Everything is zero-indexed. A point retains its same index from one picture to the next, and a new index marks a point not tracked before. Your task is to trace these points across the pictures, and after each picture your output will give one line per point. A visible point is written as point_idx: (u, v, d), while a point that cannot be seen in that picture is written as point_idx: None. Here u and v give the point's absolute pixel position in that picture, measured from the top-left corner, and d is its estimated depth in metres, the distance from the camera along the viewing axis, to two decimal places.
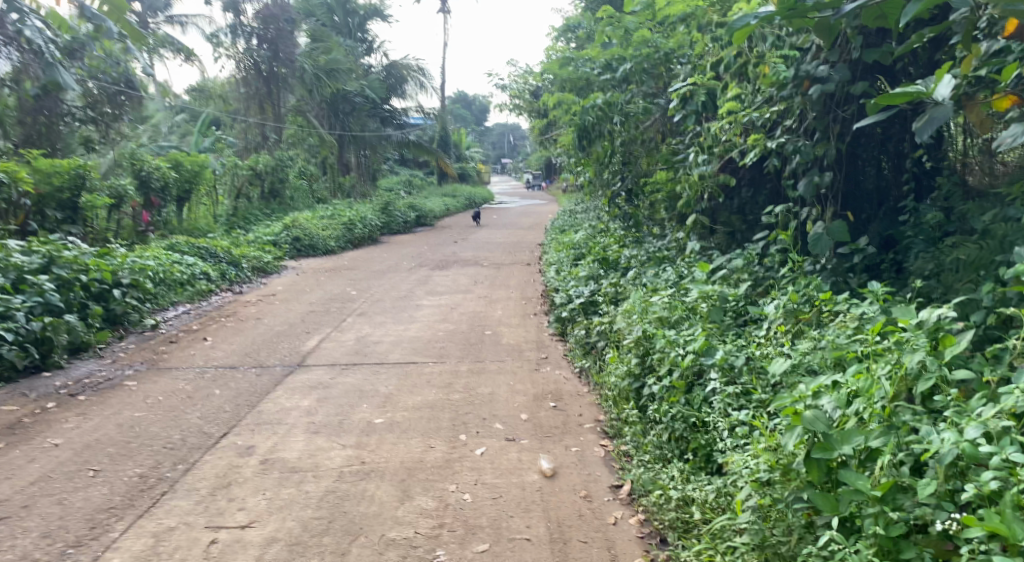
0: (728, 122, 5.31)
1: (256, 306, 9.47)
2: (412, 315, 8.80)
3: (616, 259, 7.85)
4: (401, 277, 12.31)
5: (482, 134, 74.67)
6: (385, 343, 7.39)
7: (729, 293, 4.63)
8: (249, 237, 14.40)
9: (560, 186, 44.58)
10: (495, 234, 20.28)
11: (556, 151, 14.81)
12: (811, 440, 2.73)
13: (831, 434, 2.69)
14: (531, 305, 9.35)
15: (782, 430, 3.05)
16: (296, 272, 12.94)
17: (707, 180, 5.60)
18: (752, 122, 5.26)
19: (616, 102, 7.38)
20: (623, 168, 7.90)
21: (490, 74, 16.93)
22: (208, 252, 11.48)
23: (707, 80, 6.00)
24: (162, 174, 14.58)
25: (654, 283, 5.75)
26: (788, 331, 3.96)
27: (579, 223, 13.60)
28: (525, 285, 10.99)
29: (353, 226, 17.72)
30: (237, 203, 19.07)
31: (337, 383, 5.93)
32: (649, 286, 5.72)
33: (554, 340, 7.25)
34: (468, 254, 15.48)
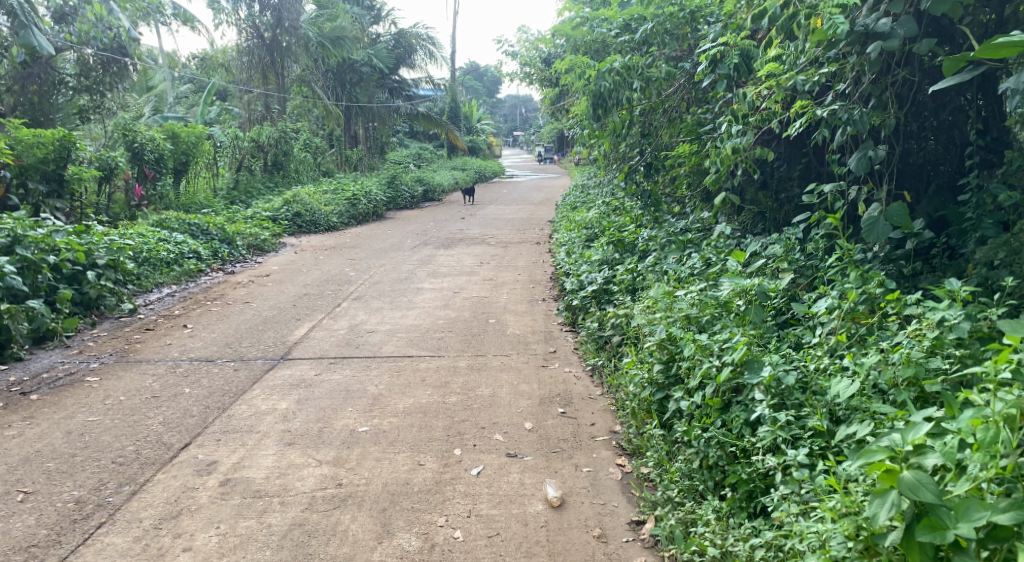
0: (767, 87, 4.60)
1: (246, 288, 8.87)
2: (411, 300, 8.19)
3: (632, 242, 7.19)
4: (403, 256, 11.68)
5: (493, 106, 73.53)
6: (378, 333, 6.79)
7: (769, 288, 3.97)
8: (246, 213, 13.79)
9: (571, 159, 43.70)
10: (504, 210, 19.60)
11: (568, 123, 14.07)
12: (913, 513, 2.22)
13: (942, 508, 2.16)
14: (539, 289, 8.72)
15: (863, 486, 2.47)
16: (294, 250, 12.32)
17: (741, 154, 4.88)
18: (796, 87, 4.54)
19: (636, 65, 6.48)
20: (640, 140, 7.17)
21: (500, 41, 16.15)
22: (199, 229, 10.88)
23: (741, 40, 5.27)
24: (157, 146, 13.97)
25: (678, 274, 5.11)
26: (847, 338, 3.30)
27: (592, 200, 12.89)
28: (533, 266, 10.36)
29: (357, 201, 17.08)
30: (239, 175, 18.42)
31: (321, 381, 5.33)
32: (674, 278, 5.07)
33: (564, 331, 6.63)
34: (475, 231, 14.83)
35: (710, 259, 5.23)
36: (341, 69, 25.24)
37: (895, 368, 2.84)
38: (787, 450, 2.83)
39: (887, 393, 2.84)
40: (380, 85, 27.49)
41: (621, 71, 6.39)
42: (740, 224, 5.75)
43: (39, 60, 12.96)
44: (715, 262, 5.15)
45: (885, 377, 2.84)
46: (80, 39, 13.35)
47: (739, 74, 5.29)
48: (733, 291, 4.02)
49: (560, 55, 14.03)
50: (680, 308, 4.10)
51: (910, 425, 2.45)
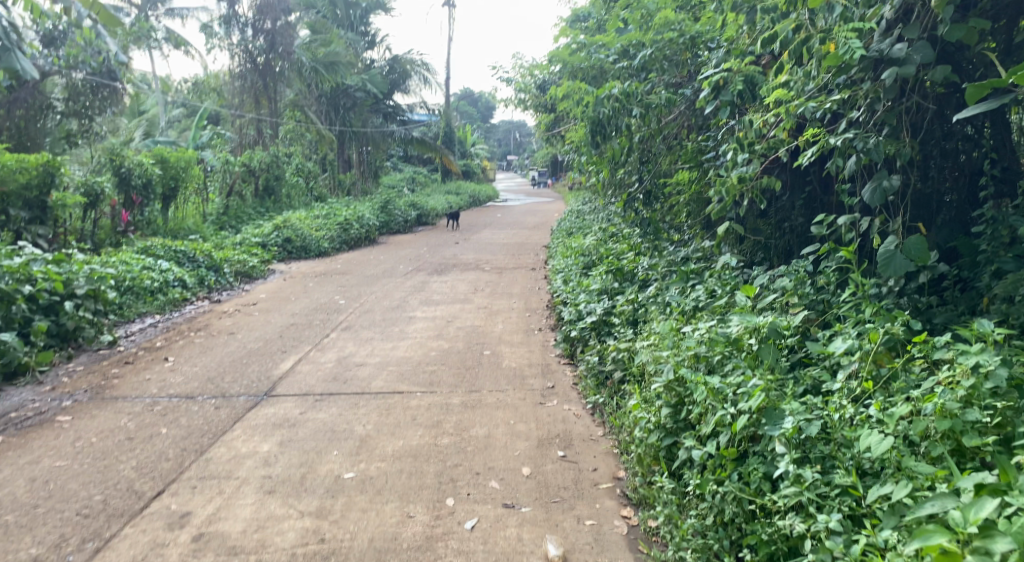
0: (776, 114, 4.41)
1: (232, 318, 8.61)
2: (402, 331, 7.93)
3: (631, 270, 6.98)
4: (395, 282, 11.44)
5: (487, 131, 73.78)
6: (368, 366, 6.51)
7: (782, 325, 3.72)
8: (235, 239, 13.55)
9: (566, 183, 43.65)
10: (498, 235, 19.38)
11: (563, 147, 13.92)
12: None
13: None
14: (535, 318, 8.48)
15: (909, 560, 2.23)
16: (284, 277, 12.07)
17: (748, 183, 4.67)
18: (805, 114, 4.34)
19: (635, 91, 6.17)
20: (640, 167, 6.97)
21: (494, 66, 16.04)
22: (185, 256, 10.63)
23: (746, 65, 5.12)
24: (145, 171, 13.76)
25: (684, 310, 4.89)
26: (871, 384, 3.06)
27: (588, 226, 12.69)
28: (529, 293, 10.12)
29: (349, 226, 16.85)
30: (230, 201, 18.19)
31: (307, 420, 5.06)
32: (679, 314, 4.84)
33: (562, 363, 6.38)
34: (468, 257, 14.60)
35: (716, 292, 5.01)
36: (334, 94, 25.16)
37: (928, 419, 2.60)
38: (814, 512, 2.58)
39: (919, 447, 2.61)
40: (373, 110, 27.41)
41: (622, 98, 6.09)
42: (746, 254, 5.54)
43: (26, 84, 12.75)
44: (721, 294, 4.93)
45: (917, 428, 2.61)
46: (68, 64, 13.16)
47: (744, 102, 5.11)
48: (744, 330, 3.79)
49: (555, 80, 13.90)
50: (687, 347, 3.85)
51: (965, 500, 2.23)
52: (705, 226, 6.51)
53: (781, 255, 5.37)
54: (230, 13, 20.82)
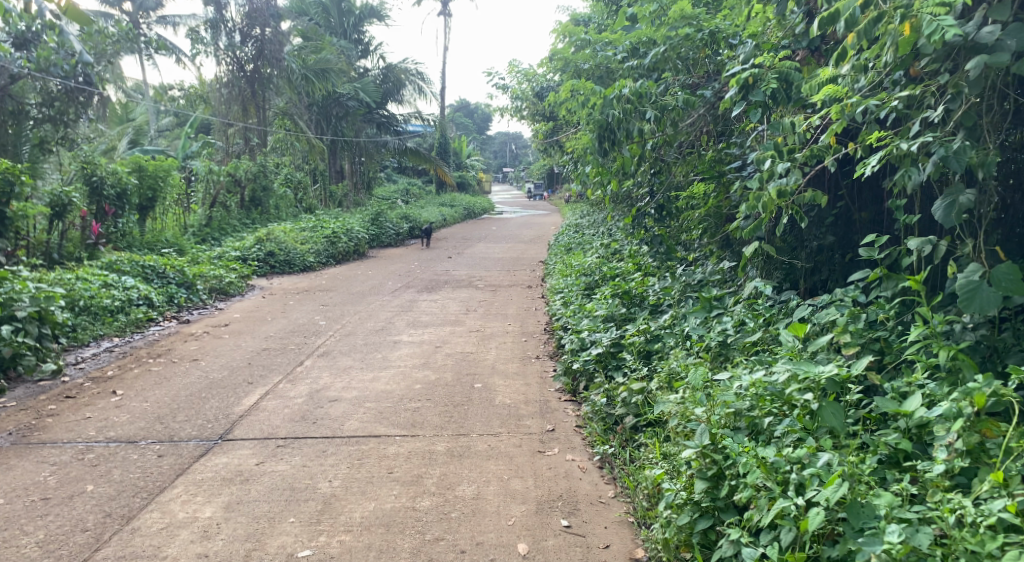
0: (827, 116, 3.70)
1: (199, 341, 7.83)
2: (384, 359, 7.14)
3: (640, 294, 6.26)
4: (382, 301, 10.67)
5: (483, 143, 73.28)
6: (342, 402, 5.72)
7: (837, 370, 3.01)
8: (213, 253, 12.78)
9: (563, 195, 42.98)
10: (492, 249, 18.62)
11: (562, 158, 13.20)
12: None
13: None
14: (532, 343, 7.72)
15: None
16: (263, 294, 11.30)
17: (787, 198, 3.94)
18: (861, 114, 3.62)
19: (648, 91, 5.40)
20: (651, 178, 6.29)
21: (489, 73, 15.34)
22: (154, 272, 9.83)
23: (781, 62, 4.47)
24: (119, 180, 13.04)
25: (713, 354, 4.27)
26: (979, 462, 2.59)
27: (589, 241, 11.92)
28: (525, 315, 9.36)
29: (337, 239, 16.09)
30: (213, 212, 17.41)
31: (264, 473, 4.29)
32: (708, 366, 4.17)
33: (563, 400, 5.61)
34: (461, 273, 13.83)
35: (746, 324, 4.31)
36: (326, 103, 24.47)
37: None
38: None
39: None
40: (367, 119, 26.70)
41: (620, 122, 5.27)
42: (777, 275, 4.85)
43: None
44: (756, 329, 4.23)
45: None
46: (39, 66, 12.22)
47: (781, 103, 4.44)
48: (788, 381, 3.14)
49: (554, 86, 13.15)
50: (720, 402, 3.20)
51: None
52: (727, 247, 5.78)
53: (814, 280, 4.70)
54: (218, 17, 20.06)
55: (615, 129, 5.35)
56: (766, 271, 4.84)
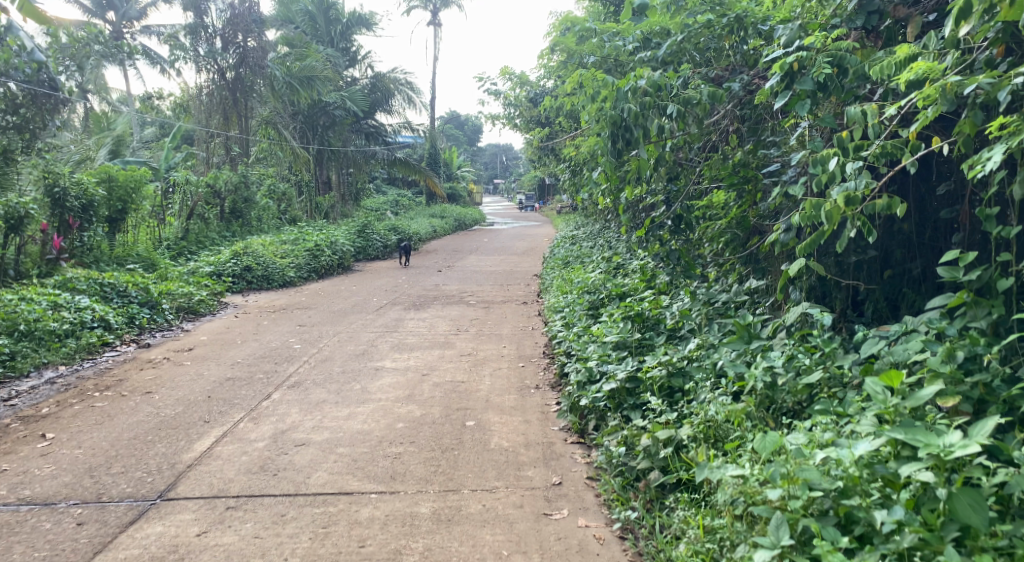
0: (921, 100, 2.95)
1: (155, 370, 6.99)
2: (363, 391, 6.30)
3: (655, 317, 5.54)
4: (364, 320, 9.85)
5: (474, 154, 72.78)
6: (310, 447, 4.89)
7: (953, 441, 2.55)
8: (184, 269, 11.95)
9: (554, 206, 42.21)
10: (484, 262, 17.81)
11: (559, 167, 12.46)
12: None
13: None
14: (530, 369, 6.92)
15: None
16: (236, 312, 10.47)
17: (861, 207, 3.18)
18: (967, 96, 2.90)
19: (669, 83, 4.57)
20: (667, 186, 5.52)
21: (480, 78, 14.62)
22: (114, 290, 8.99)
23: (834, 43, 3.77)
24: (84, 191, 12.21)
25: (763, 398, 3.50)
26: None
27: (588, 255, 11.12)
28: (521, 335, 8.57)
29: (320, 252, 15.25)
30: (190, 224, 16.59)
31: (205, 549, 3.48)
32: (762, 425, 3.40)
33: (571, 443, 4.82)
34: (451, 288, 13.00)
35: (798, 360, 3.58)
36: (312, 112, 23.69)
37: None
38: None
39: None
40: (354, 129, 25.96)
41: (633, 117, 4.45)
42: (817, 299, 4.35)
43: None
44: (813, 368, 3.49)
45: None
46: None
47: (834, 93, 3.71)
48: (885, 451, 2.74)
49: (549, 90, 12.38)
50: (801, 479, 2.74)
51: None
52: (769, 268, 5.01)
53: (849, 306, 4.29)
54: (197, 22, 19.25)
55: (628, 125, 4.54)
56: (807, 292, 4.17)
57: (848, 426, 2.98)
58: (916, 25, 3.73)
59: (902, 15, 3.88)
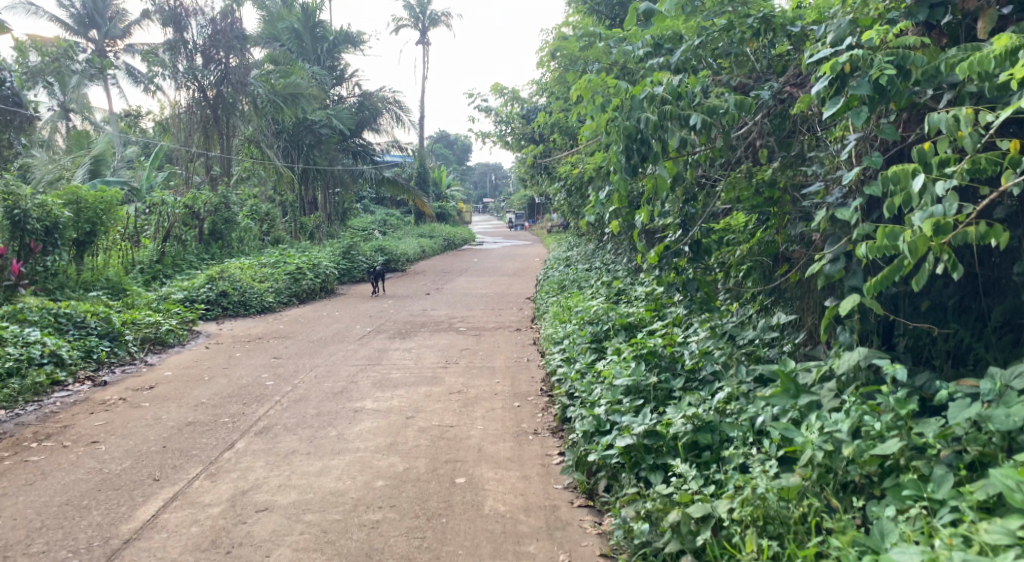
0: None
1: (108, 413, 6.27)
2: (340, 439, 5.60)
3: (671, 356, 4.92)
4: (346, 350, 9.16)
5: (464, 173, 72.44)
6: (272, 514, 4.19)
7: None
8: (153, 296, 11.25)
9: (545, 224, 41.67)
10: (474, 284, 17.13)
11: (555, 186, 11.85)
12: None
13: None
14: (527, 410, 6.24)
15: None
16: (208, 342, 9.77)
17: (957, 235, 2.57)
18: None
19: (689, 90, 3.94)
20: (684, 207, 4.86)
21: (471, 94, 14.05)
22: (72, 321, 8.27)
23: (896, 41, 3.17)
24: (48, 213, 11.46)
25: (825, 475, 2.86)
26: None
27: (586, 279, 10.47)
28: (516, 368, 7.89)
29: (301, 275, 14.55)
30: (166, 246, 15.88)
31: None
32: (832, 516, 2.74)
33: (579, 506, 4.18)
34: (439, 313, 12.32)
35: (864, 425, 2.92)
36: (297, 130, 23.04)
37: None
38: None
39: None
40: (341, 148, 25.35)
41: (651, 129, 3.79)
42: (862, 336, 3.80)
43: None
44: (886, 432, 2.83)
45: None
46: None
47: (897, 102, 3.12)
48: None
49: (544, 105, 11.78)
50: None
51: None
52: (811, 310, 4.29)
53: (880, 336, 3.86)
54: (176, 37, 18.50)
55: (646, 138, 3.88)
56: (857, 332, 3.54)
57: (961, 531, 2.33)
58: (990, 19, 3.13)
59: (971, 8, 3.27)
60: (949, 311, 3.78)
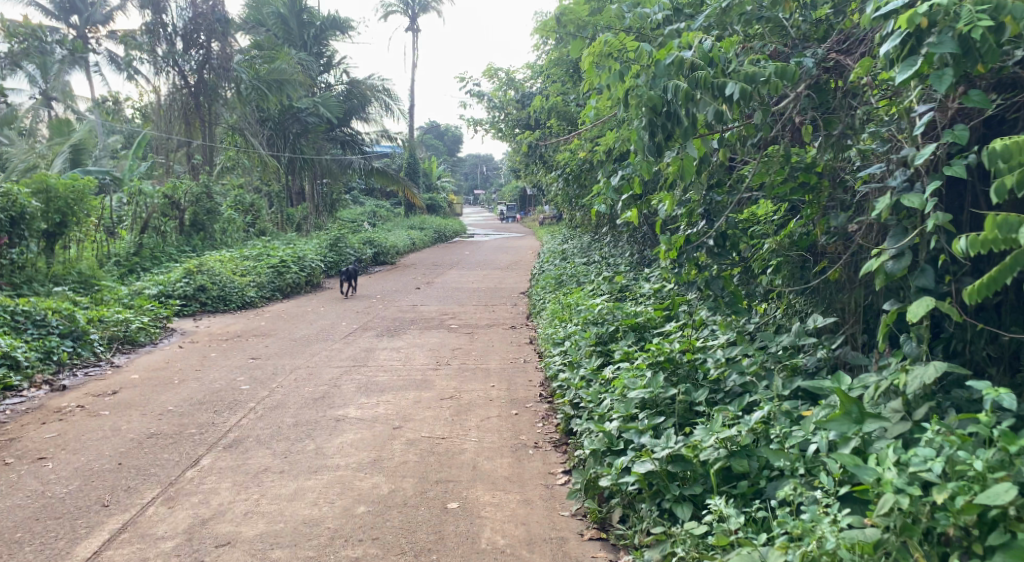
0: None
1: (62, 422, 5.66)
2: (318, 454, 5.02)
3: (692, 363, 4.38)
4: (330, 350, 8.58)
5: (455, 164, 71.77)
6: (235, 550, 3.62)
7: None
8: (126, 291, 10.63)
9: (538, 216, 41.07)
10: (466, 277, 16.53)
11: (552, 174, 11.27)
12: None
13: None
14: (526, 419, 5.68)
15: None
16: (183, 341, 9.17)
17: None
18: None
19: (722, 58, 3.34)
20: (708, 195, 4.33)
21: (463, 79, 13.48)
22: (31, 319, 7.65)
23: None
24: (13, 203, 10.81)
25: (914, 525, 2.37)
26: None
27: (585, 273, 9.90)
28: (512, 370, 7.34)
29: (286, 268, 13.93)
30: (144, 238, 15.23)
31: None
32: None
33: (590, 539, 3.63)
34: (430, 309, 11.72)
35: (956, 464, 2.43)
36: (283, 118, 22.33)
37: None
38: None
39: None
40: (329, 137, 24.64)
41: (683, 100, 3.22)
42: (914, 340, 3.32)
43: None
44: (993, 476, 2.33)
45: None
46: None
47: (991, 62, 2.59)
48: None
49: (540, 90, 11.19)
50: None
51: None
52: (855, 314, 3.83)
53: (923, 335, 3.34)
54: (155, 20, 17.72)
55: (677, 112, 3.30)
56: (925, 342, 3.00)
57: None
58: None
59: None
60: (1001, 309, 3.24)
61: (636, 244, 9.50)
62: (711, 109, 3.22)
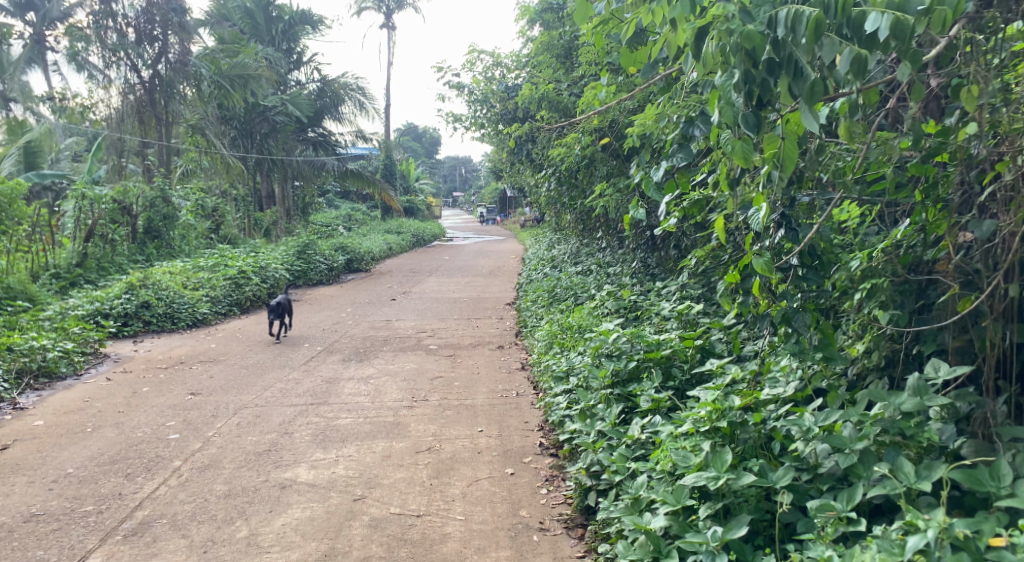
0: None
1: None
2: (248, 547, 3.74)
3: (761, 423, 3.18)
4: (285, 380, 7.31)
5: (433, 166, 70.41)
6: None
7: None
8: (53, 310, 9.25)
9: (519, 218, 39.88)
10: (445, 286, 15.24)
11: (541, 173, 10.09)
12: None
13: None
14: (525, 484, 4.45)
15: None
16: (113, 371, 7.83)
17: None
18: None
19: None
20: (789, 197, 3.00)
21: (440, 70, 12.28)
22: None
23: None
24: None
25: None
26: None
27: (582, 286, 8.74)
28: (502, 407, 6.13)
29: (245, 280, 12.58)
30: (89, 247, 13.82)
31: None
32: None
33: None
34: (405, 325, 10.43)
35: None
36: (249, 117, 20.89)
37: None
38: None
39: None
40: (299, 138, 23.31)
41: (810, 36, 2.30)
42: None
43: None
44: None
45: None
46: None
47: None
48: None
49: (527, 80, 9.95)
50: None
51: None
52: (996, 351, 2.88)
53: None
54: (103, 9, 16.27)
55: (793, 54, 2.40)
56: None
57: None
58: None
59: None
60: None
61: (641, 251, 8.30)
62: (848, 55, 2.31)
